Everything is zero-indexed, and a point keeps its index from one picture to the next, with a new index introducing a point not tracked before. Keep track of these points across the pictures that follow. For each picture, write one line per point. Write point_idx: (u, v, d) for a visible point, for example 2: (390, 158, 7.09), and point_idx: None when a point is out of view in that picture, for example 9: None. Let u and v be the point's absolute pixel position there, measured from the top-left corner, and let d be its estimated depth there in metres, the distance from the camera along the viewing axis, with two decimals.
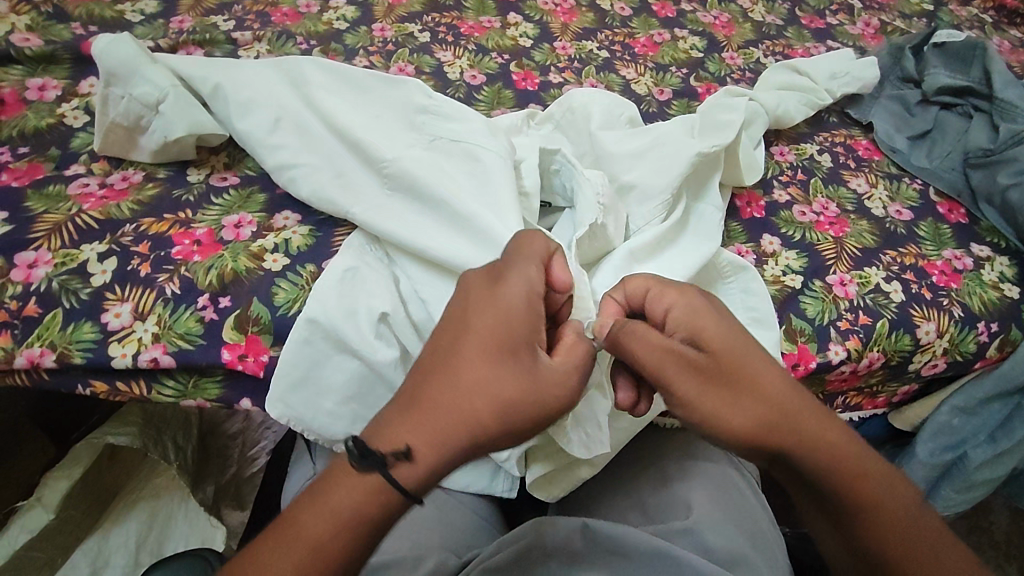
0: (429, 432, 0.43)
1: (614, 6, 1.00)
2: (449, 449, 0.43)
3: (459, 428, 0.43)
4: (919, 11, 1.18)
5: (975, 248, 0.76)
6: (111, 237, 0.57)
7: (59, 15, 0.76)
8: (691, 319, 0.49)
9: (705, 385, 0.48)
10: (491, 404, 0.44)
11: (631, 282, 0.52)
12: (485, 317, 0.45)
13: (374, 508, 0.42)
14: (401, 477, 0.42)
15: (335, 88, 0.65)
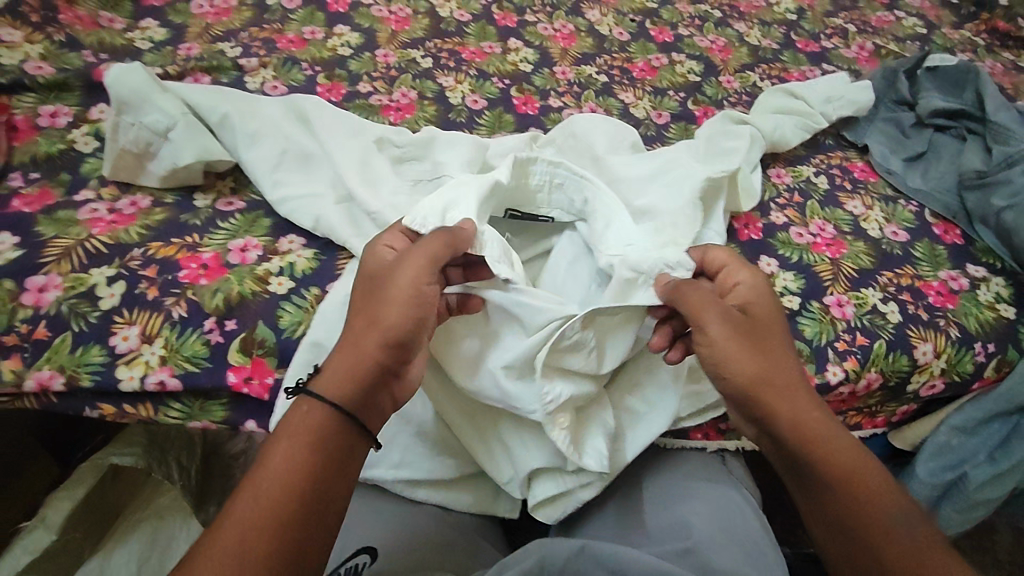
0: (339, 357, 0.48)
1: (613, 31, 1.02)
2: (354, 366, 0.48)
3: (360, 353, 0.48)
4: (912, 34, 1.20)
5: (971, 269, 0.76)
6: (119, 261, 0.58)
7: (71, 44, 0.78)
8: (752, 295, 0.55)
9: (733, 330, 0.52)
10: (372, 321, 0.49)
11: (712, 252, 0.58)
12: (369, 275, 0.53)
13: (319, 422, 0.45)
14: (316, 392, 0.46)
15: (334, 128, 0.66)
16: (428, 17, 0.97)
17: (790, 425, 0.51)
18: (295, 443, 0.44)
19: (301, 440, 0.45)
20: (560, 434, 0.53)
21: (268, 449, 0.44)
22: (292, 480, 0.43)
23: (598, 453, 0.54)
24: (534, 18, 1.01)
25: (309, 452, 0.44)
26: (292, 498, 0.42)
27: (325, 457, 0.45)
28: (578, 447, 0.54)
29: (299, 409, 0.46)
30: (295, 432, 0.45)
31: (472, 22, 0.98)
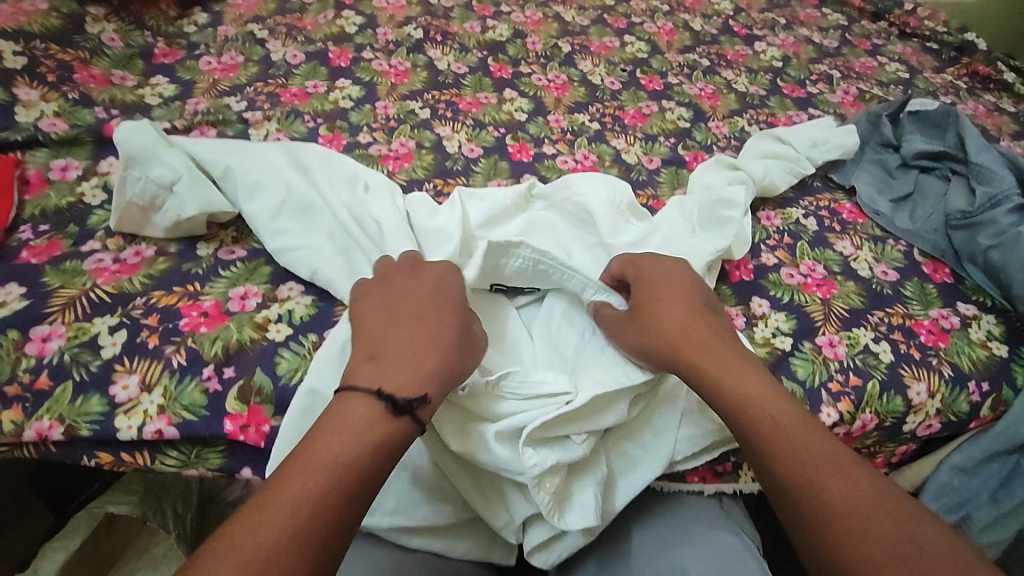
0: (420, 367, 0.50)
1: (605, 81, 1.06)
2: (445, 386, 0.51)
3: (445, 367, 0.51)
4: (895, 78, 1.24)
5: (961, 307, 0.77)
6: (122, 310, 0.59)
7: (84, 101, 0.81)
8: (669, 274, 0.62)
9: (647, 325, 0.57)
10: (454, 343, 0.53)
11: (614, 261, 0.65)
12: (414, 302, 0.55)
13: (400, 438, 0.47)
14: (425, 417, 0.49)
15: (334, 183, 0.69)
16: (426, 69, 1.01)
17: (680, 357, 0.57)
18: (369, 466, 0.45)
19: (379, 448, 0.46)
20: (545, 495, 0.53)
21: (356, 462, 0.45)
22: (377, 480, 0.46)
23: (585, 508, 0.54)
24: (528, 70, 1.05)
25: (386, 459, 0.46)
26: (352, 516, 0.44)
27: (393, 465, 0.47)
28: (563, 503, 0.54)
29: (398, 426, 0.47)
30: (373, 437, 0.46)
31: (469, 74, 1.02)
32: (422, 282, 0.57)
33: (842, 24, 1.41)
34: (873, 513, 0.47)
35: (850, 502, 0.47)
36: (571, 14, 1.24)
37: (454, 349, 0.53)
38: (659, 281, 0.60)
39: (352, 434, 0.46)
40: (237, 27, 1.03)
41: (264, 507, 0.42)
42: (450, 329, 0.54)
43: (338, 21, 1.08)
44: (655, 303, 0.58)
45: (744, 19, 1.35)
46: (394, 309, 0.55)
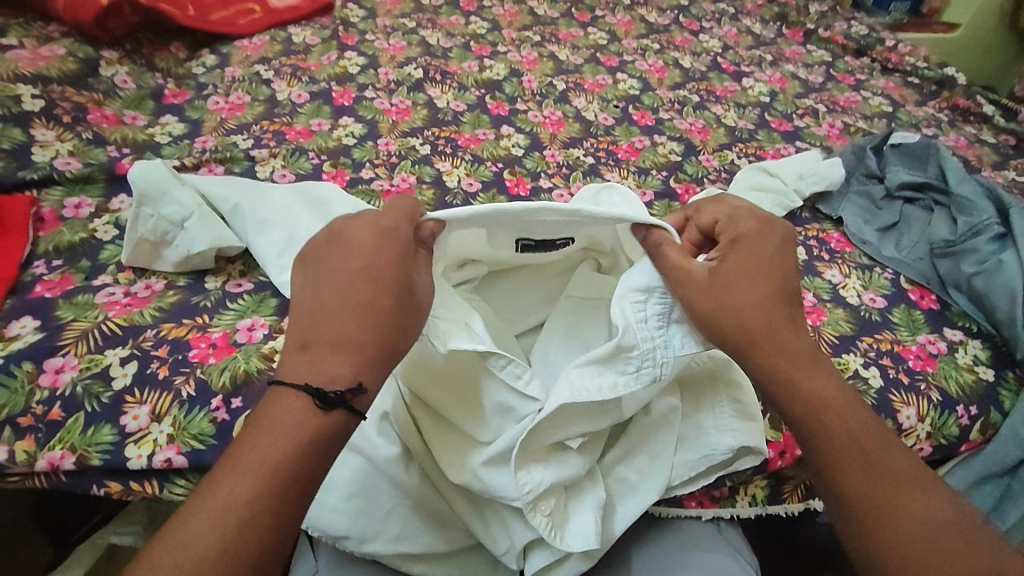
0: (346, 345, 0.48)
1: (598, 117, 1.10)
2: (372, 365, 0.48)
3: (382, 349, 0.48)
4: (879, 112, 1.29)
5: (948, 332, 0.80)
6: (133, 342, 0.61)
7: (98, 141, 0.84)
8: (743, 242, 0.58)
9: (728, 293, 0.54)
10: (392, 321, 0.49)
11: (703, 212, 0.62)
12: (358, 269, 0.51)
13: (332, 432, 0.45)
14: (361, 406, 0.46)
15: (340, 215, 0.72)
16: (426, 107, 1.05)
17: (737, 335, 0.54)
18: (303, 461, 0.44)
19: (316, 444, 0.44)
20: (543, 518, 0.53)
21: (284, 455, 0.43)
22: (315, 478, 0.44)
23: (585, 532, 0.54)
24: (524, 107, 1.09)
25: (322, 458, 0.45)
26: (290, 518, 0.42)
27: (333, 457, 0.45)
28: (563, 524, 0.55)
29: (335, 419, 0.45)
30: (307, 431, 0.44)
31: (467, 111, 1.06)
32: (363, 245, 0.52)
33: (826, 60, 1.47)
34: (950, 533, 0.46)
35: (926, 520, 0.46)
36: (565, 54, 1.29)
37: (384, 321, 0.49)
38: (746, 246, 0.57)
39: (289, 433, 0.44)
40: (244, 67, 1.07)
41: (192, 518, 0.40)
42: (378, 296, 0.50)
43: (341, 61, 1.12)
44: (741, 271, 0.55)
45: (731, 56, 1.40)
46: (321, 277, 0.51)
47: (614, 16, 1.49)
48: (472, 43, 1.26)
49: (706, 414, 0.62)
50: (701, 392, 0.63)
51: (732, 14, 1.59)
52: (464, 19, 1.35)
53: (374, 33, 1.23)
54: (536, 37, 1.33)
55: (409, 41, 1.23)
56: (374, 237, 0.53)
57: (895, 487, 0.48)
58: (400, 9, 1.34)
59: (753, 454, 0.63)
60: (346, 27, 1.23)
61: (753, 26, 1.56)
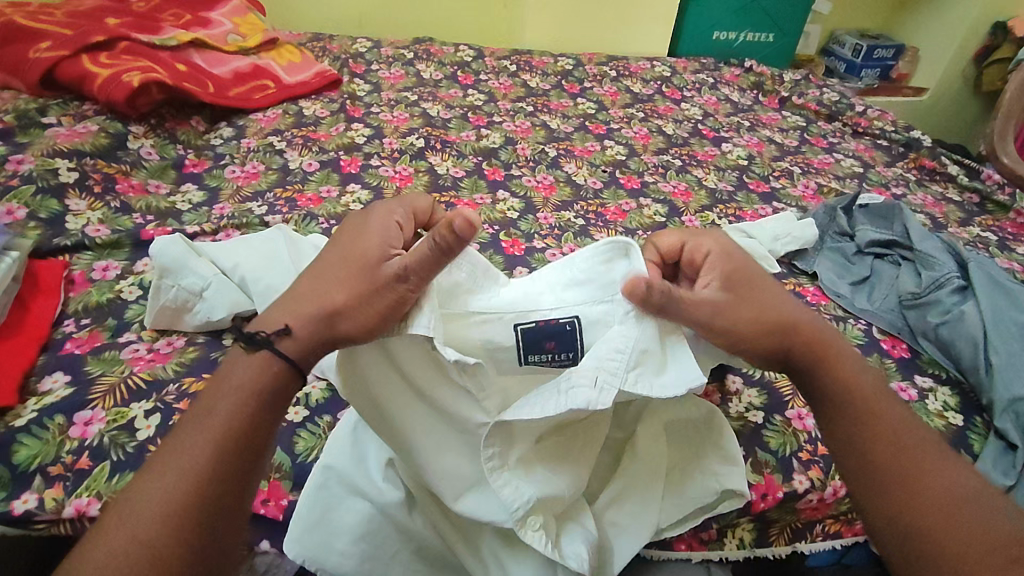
0: (305, 310, 0.51)
1: (587, 181, 1.19)
2: (316, 330, 0.51)
3: (324, 309, 0.51)
4: (850, 172, 1.37)
5: (918, 379, 0.84)
6: (157, 395, 0.66)
7: (125, 209, 0.91)
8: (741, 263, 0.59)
9: (755, 307, 0.57)
10: (353, 289, 0.51)
11: (664, 238, 0.62)
12: (358, 242, 0.54)
13: (266, 379, 0.48)
14: (284, 349, 0.49)
15: None
16: (427, 174, 1.13)
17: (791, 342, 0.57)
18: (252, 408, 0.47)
19: (257, 394, 0.48)
20: (535, 533, 0.55)
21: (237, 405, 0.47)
22: (259, 429, 0.47)
23: (578, 559, 0.56)
24: (519, 173, 1.18)
25: (264, 407, 0.48)
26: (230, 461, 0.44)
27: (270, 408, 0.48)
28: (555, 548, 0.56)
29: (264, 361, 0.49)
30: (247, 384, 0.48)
31: (465, 177, 1.14)
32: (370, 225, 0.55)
33: (800, 125, 1.57)
34: (963, 509, 0.48)
35: (943, 496, 0.49)
36: (556, 123, 1.39)
37: (347, 285, 0.52)
38: (736, 262, 0.59)
39: (230, 388, 0.47)
40: (259, 139, 1.15)
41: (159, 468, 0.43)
42: (360, 276, 0.52)
43: (349, 132, 1.22)
44: (753, 283, 0.58)
45: (711, 123, 1.50)
46: (334, 248, 0.55)
47: (601, 87, 1.60)
48: (470, 114, 1.36)
49: (694, 461, 0.66)
50: (688, 438, 0.68)
51: (712, 84, 1.71)
52: (462, 92, 1.46)
53: (379, 106, 1.33)
54: (528, 108, 1.43)
55: (411, 112, 1.33)
56: (389, 229, 0.55)
57: (917, 461, 0.51)
58: (403, 84, 1.45)
59: (736, 497, 0.66)
60: (353, 101, 1.33)
61: (731, 94, 1.68)
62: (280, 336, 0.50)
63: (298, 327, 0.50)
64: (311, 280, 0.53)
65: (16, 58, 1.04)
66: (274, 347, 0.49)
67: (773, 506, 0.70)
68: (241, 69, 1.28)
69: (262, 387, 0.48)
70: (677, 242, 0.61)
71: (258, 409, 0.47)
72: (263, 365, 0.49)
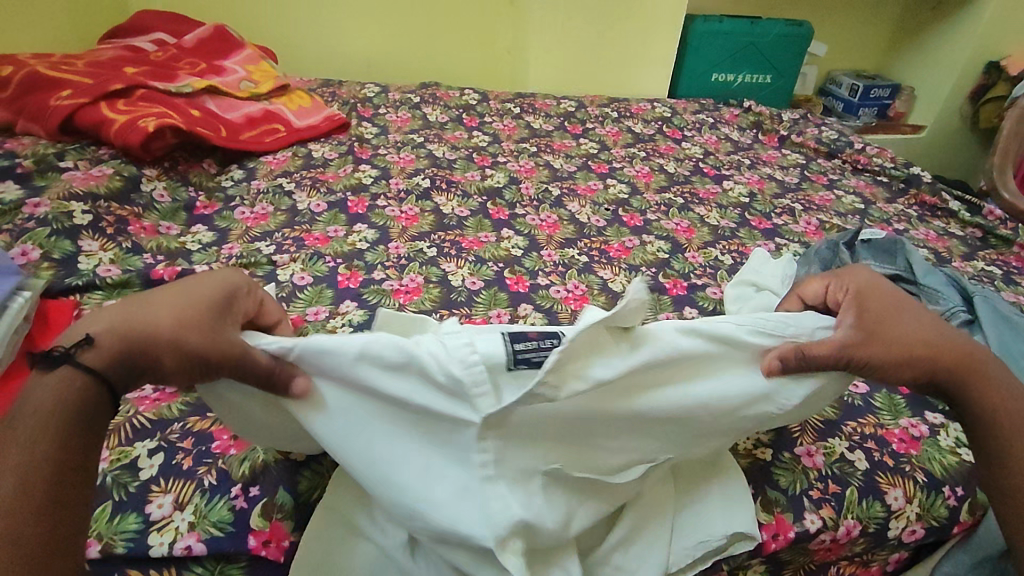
0: (120, 321, 0.49)
1: (591, 219, 1.20)
2: (132, 351, 0.48)
3: (145, 329, 0.49)
4: (852, 209, 1.38)
5: (930, 415, 0.82)
6: (161, 434, 0.66)
7: (136, 249, 0.93)
8: (881, 292, 0.63)
9: (900, 336, 0.59)
10: (180, 314, 0.50)
11: (811, 287, 0.69)
12: (198, 282, 0.55)
13: (66, 396, 0.45)
14: (85, 361, 0.47)
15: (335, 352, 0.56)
16: (432, 214, 1.15)
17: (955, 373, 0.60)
18: (49, 423, 0.44)
19: (55, 411, 0.45)
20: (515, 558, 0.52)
21: (28, 419, 0.43)
22: (54, 446, 0.43)
23: None
24: (523, 212, 1.20)
25: (67, 423, 0.45)
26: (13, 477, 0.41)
27: (77, 429, 0.45)
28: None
29: (59, 375, 0.46)
30: (43, 401, 0.45)
31: (470, 216, 1.16)
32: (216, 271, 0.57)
33: (800, 163, 1.59)
34: None
35: None
36: (559, 162, 1.42)
37: (177, 314, 0.50)
38: (882, 293, 0.63)
39: (27, 407, 0.44)
40: (269, 181, 1.18)
41: None
42: (195, 314, 0.51)
43: (356, 174, 1.24)
44: (889, 313, 0.61)
45: (712, 161, 1.53)
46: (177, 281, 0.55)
47: (603, 128, 1.64)
48: (475, 155, 1.39)
49: (703, 498, 0.65)
50: (696, 475, 0.67)
51: (712, 124, 1.75)
52: (467, 133, 1.49)
53: (386, 148, 1.36)
54: (532, 148, 1.47)
55: (417, 154, 1.36)
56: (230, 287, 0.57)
57: None
58: (409, 127, 1.49)
59: (746, 538, 0.65)
60: (361, 144, 1.36)
61: (731, 133, 1.71)
62: (81, 348, 0.47)
63: (103, 338, 0.48)
64: (134, 301, 0.52)
65: (38, 106, 1.08)
66: (74, 364, 0.47)
67: (785, 547, 0.68)
68: (253, 113, 1.32)
69: (57, 405, 0.45)
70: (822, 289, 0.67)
71: (52, 428, 0.44)
72: (61, 380, 0.46)
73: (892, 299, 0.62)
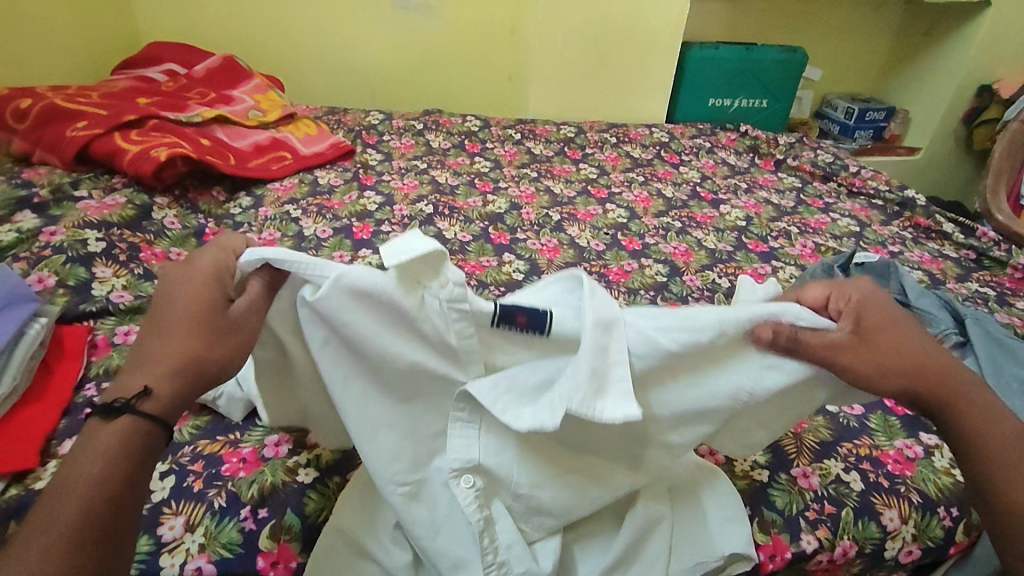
0: (162, 360, 0.52)
1: (591, 244, 1.23)
2: (184, 383, 0.52)
3: (182, 357, 0.52)
4: (847, 232, 1.41)
5: (924, 436, 0.84)
6: (172, 457, 0.68)
7: (148, 275, 0.94)
8: (873, 305, 0.64)
9: (881, 351, 0.61)
10: (197, 330, 0.53)
11: (810, 290, 0.67)
12: (183, 287, 0.56)
13: (135, 440, 0.48)
14: (147, 410, 0.49)
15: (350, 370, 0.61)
16: (436, 239, 1.18)
17: (940, 394, 0.61)
18: (116, 469, 0.47)
19: (123, 455, 0.48)
20: None
21: (96, 470, 0.46)
22: (132, 491, 0.47)
23: None
24: (524, 236, 1.22)
25: (138, 463, 0.48)
26: (97, 522, 0.44)
27: (146, 469, 0.49)
28: None
29: (121, 425, 0.48)
30: (111, 446, 0.47)
31: (472, 241, 1.19)
32: (192, 265, 0.58)
33: (796, 186, 1.62)
34: None
35: None
36: (559, 188, 1.45)
37: (193, 333, 0.53)
38: (874, 312, 0.63)
39: (92, 458, 0.47)
40: (277, 208, 1.21)
41: (35, 539, 0.43)
42: (209, 325, 0.54)
43: (361, 200, 1.27)
44: (882, 331, 0.62)
45: (709, 185, 1.56)
46: (162, 292, 0.56)
47: (603, 153, 1.68)
48: (477, 181, 1.43)
49: (701, 519, 0.67)
50: (694, 497, 0.68)
51: (709, 148, 1.78)
52: (469, 159, 1.53)
53: (390, 175, 1.39)
54: (532, 174, 1.50)
55: (420, 180, 1.39)
56: (220, 269, 0.58)
57: None
58: (413, 153, 1.52)
59: (744, 559, 0.66)
60: (365, 170, 1.40)
61: (728, 157, 1.74)
62: (138, 399, 0.49)
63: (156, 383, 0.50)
64: (143, 334, 0.54)
65: (54, 137, 1.11)
66: (136, 412, 0.49)
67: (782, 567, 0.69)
68: (261, 141, 1.36)
69: (118, 450, 0.48)
70: (822, 296, 0.66)
71: (120, 474, 0.47)
72: (126, 426, 0.48)
73: (886, 315, 0.63)
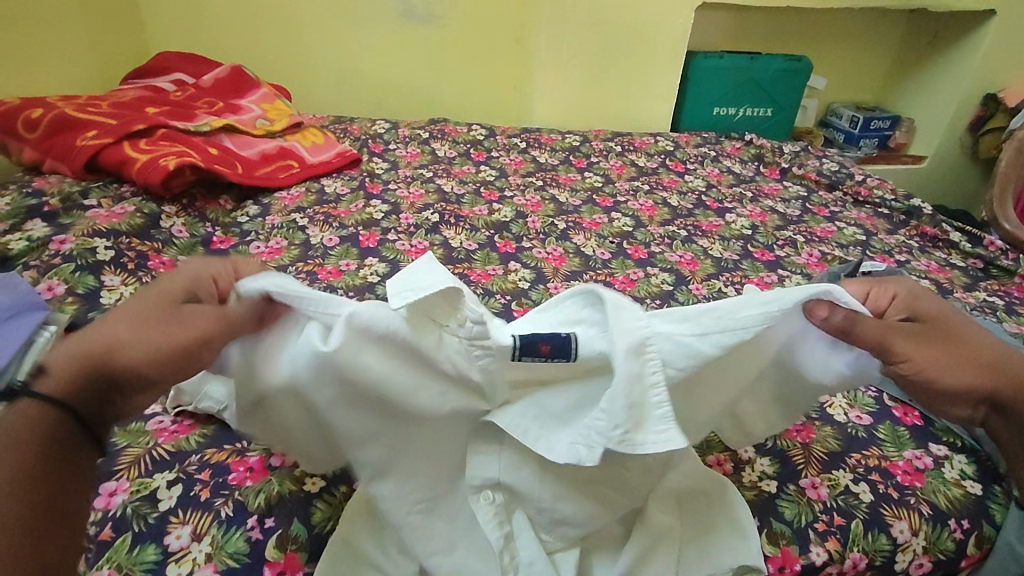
0: (82, 345, 0.53)
1: (596, 252, 1.23)
2: (97, 366, 0.52)
3: (107, 343, 0.53)
4: (853, 240, 1.41)
5: (933, 447, 0.83)
6: (179, 466, 0.68)
7: (155, 283, 0.95)
8: (924, 303, 0.69)
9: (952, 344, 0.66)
10: (140, 323, 0.55)
11: (851, 286, 0.72)
12: (150, 290, 0.59)
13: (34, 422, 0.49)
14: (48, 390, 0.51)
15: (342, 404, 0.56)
16: (441, 247, 1.18)
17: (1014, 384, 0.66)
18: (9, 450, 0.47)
19: (20, 436, 0.48)
20: None
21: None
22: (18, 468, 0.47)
23: None
24: (530, 245, 1.23)
25: (35, 444, 0.48)
26: None
27: (46, 452, 0.49)
28: None
29: (22, 408, 0.50)
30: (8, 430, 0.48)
31: (478, 250, 1.19)
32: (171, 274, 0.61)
33: (802, 195, 1.62)
34: None
35: None
36: (565, 196, 1.45)
37: (132, 325, 0.55)
38: (928, 308, 0.69)
39: None
40: (284, 216, 1.22)
41: None
42: (151, 320, 0.55)
43: (367, 208, 1.28)
44: (939, 324, 0.67)
45: (715, 194, 1.56)
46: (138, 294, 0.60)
47: (608, 161, 1.68)
48: (482, 189, 1.43)
49: (709, 530, 0.66)
50: (702, 508, 0.68)
51: (714, 156, 1.79)
52: (474, 168, 1.54)
53: (396, 183, 1.40)
54: (537, 182, 1.50)
55: (426, 189, 1.40)
56: (197, 282, 0.60)
57: None
58: (418, 162, 1.53)
59: (753, 571, 0.66)
60: (371, 179, 1.40)
61: (733, 166, 1.74)
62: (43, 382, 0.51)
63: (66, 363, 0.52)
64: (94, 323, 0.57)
65: (64, 146, 1.12)
66: (31, 396, 0.50)
67: None
68: (268, 150, 1.37)
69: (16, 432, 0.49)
70: (864, 294, 0.70)
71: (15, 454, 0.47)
72: (20, 410, 0.50)
73: (940, 306, 0.69)
